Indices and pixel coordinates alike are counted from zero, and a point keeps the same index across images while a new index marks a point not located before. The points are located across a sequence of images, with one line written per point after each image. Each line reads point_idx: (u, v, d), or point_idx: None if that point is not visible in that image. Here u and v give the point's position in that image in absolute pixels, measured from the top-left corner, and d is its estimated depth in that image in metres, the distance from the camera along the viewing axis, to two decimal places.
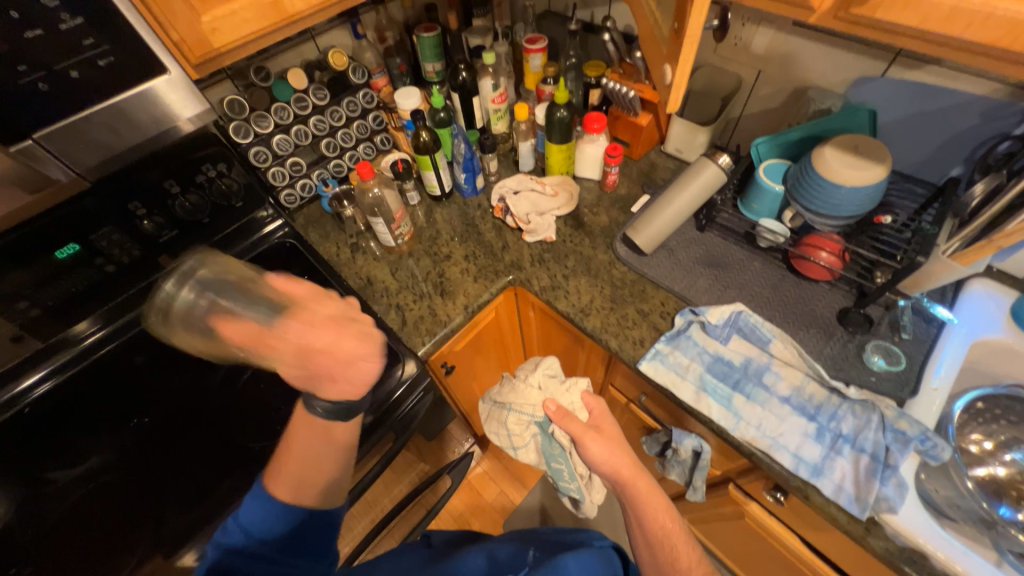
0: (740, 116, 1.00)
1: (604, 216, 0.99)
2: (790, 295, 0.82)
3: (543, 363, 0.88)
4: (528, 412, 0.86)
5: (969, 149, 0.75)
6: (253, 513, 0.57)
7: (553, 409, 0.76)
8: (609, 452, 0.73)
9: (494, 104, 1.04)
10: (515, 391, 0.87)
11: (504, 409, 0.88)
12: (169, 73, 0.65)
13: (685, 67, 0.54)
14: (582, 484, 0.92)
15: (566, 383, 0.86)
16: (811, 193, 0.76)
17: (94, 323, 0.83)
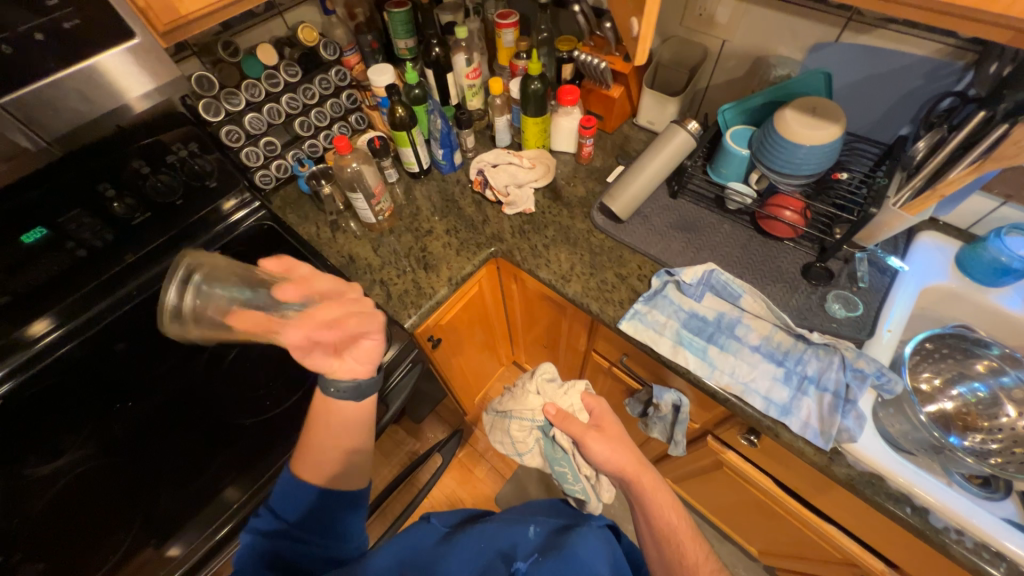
0: (707, 86, 1.03)
1: (582, 188, 1.02)
2: (757, 253, 0.87)
3: (541, 370, 0.93)
4: (528, 417, 0.91)
5: (916, 109, 0.80)
6: (282, 494, 0.62)
7: (553, 411, 0.84)
8: (611, 449, 0.79)
9: (468, 80, 1.04)
10: (516, 398, 0.93)
11: (509, 417, 0.94)
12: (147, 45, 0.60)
13: (650, 18, 0.57)
14: (587, 485, 0.90)
15: (564, 388, 0.90)
16: (774, 154, 0.80)
17: (51, 322, 0.82)
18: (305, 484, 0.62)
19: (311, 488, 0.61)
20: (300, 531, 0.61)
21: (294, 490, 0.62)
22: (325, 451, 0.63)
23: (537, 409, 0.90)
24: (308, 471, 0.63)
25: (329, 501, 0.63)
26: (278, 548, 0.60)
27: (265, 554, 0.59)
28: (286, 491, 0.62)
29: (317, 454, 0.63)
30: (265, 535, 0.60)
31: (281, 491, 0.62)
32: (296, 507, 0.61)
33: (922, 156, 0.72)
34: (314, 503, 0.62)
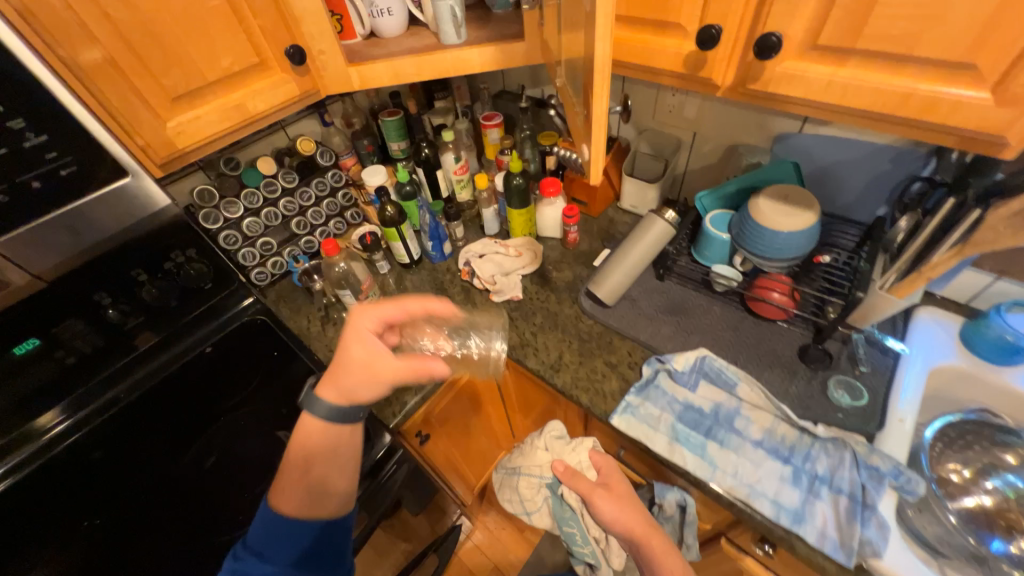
0: (685, 171, 1.07)
1: (569, 271, 1.03)
2: (749, 336, 0.84)
3: (549, 429, 0.97)
4: (537, 473, 0.96)
5: (889, 190, 0.81)
6: (260, 530, 0.60)
7: (559, 468, 0.76)
8: (618, 508, 0.69)
9: (456, 175, 1.10)
10: (525, 454, 0.99)
11: (518, 474, 1.00)
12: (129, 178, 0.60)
13: (598, 145, 0.59)
14: (595, 548, 0.90)
15: (572, 445, 0.93)
16: (754, 239, 0.81)
17: (60, 413, 0.80)
18: (289, 517, 0.60)
19: (303, 533, 0.61)
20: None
21: (278, 528, 0.60)
22: (306, 478, 0.62)
23: (546, 464, 0.96)
24: (291, 505, 0.61)
25: (313, 537, 0.61)
26: None
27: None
28: (266, 525, 0.60)
29: (298, 477, 0.61)
30: (242, 574, 0.58)
31: (264, 526, 0.60)
32: (282, 545, 0.60)
33: (904, 237, 0.71)
34: (299, 541, 0.60)
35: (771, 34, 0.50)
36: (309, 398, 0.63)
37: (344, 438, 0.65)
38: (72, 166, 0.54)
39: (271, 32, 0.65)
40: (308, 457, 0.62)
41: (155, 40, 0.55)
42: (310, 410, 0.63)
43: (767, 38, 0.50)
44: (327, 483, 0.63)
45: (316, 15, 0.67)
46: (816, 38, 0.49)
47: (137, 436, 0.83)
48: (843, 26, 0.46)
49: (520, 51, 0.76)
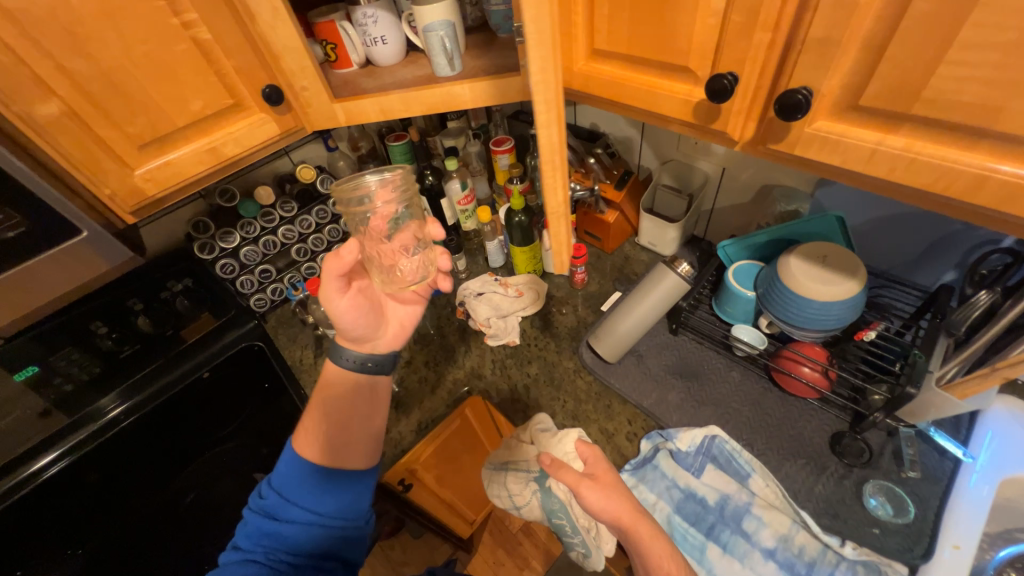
0: (712, 209, 0.95)
1: (572, 315, 0.94)
2: (771, 415, 0.72)
3: (536, 418, 0.78)
4: (524, 467, 0.77)
5: (960, 254, 0.66)
6: (284, 472, 0.56)
7: (548, 462, 0.52)
8: (607, 496, 0.53)
9: (461, 205, 1.02)
10: (510, 446, 0.78)
11: (502, 469, 0.78)
12: (85, 231, 0.56)
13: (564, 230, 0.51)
14: (586, 539, 0.73)
15: (559, 435, 0.75)
16: (782, 304, 0.69)
17: (120, 396, 0.75)
18: (316, 459, 0.56)
19: (336, 480, 0.56)
20: (305, 523, 0.53)
21: (303, 475, 0.55)
22: (332, 426, 0.58)
23: (535, 458, 0.75)
24: (320, 447, 0.57)
25: (339, 484, 0.56)
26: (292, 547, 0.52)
27: (255, 544, 0.52)
28: (289, 468, 0.56)
29: (325, 425, 0.58)
30: (265, 514, 0.54)
31: (286, 468, 0.56)
32: (304, 490, 0.54)
33: (978, 314, 0.56)
34: (322, 486, 0.55)
35: (798, 90, 0.39)
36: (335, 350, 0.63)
37: (362, 397, 0.62)
38: (22, 228, 0.51)
39: (247, 72, 0.62)
40: (330, 411, 0.59)
41: (119, 89, 0.53)
42: (334, 361, 0.62)
43: (793, 94, 0.39)
44: (350, 436, 0.59)
45: (296, 52, 0.63)
46: (858, 97, 0.38)
47: (142, 457, 0.75)
48: (893, 87, 0.36)
49: (516, 85, 0.68)
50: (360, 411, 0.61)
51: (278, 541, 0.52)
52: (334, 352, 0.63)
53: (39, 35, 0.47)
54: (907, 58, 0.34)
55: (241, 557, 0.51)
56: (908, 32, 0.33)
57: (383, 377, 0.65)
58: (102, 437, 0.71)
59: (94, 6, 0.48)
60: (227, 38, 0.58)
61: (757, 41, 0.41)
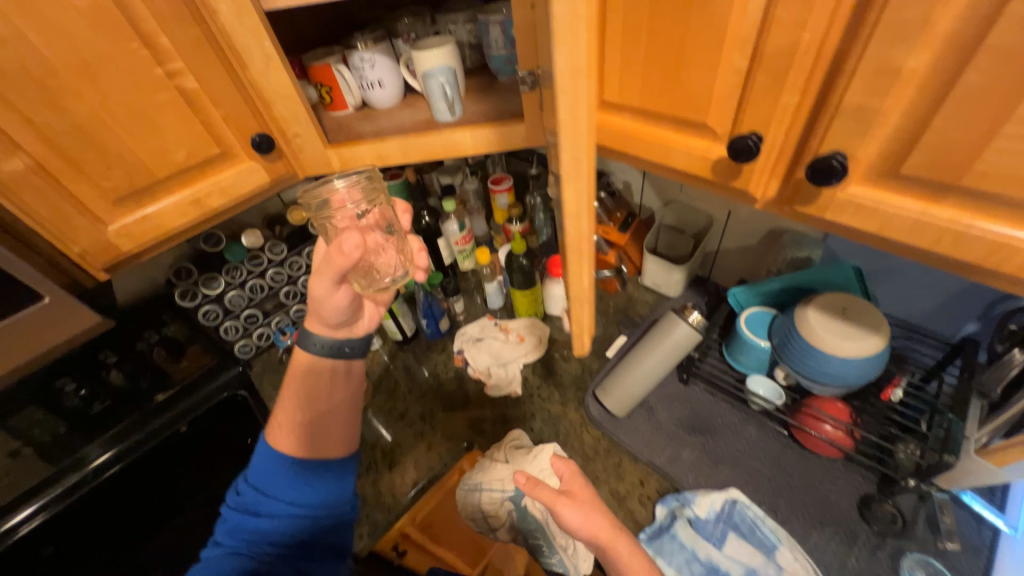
0: (718, 251, 0.93)
1: (576, 362, 0.89)
2: (793, 476, 0.68)
3: (507, 436, 0.79)
4: (499, 487, 0.72)
5: (982, 306, 0.63)
6: (259, 466, 0.52)
7: (522, 481, 0.49)
8: (581, 514, 0.51)
9: (459, 245, 1.00)
10: (481, 467, 0.75)
11: (473, 491, 0.73)
12: (46, 296, 0.49)
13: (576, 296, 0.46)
14: (565, 561, 0.69)
15: (534, 451, 0.76)
16: (799, 358, 0.66)
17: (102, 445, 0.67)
18: (294, 453, 0.52)
19: (315, 472, 0.52)
20: (285, 514, 0.50)
21: (279, 468, 0.51)
22: (309, 416, 0.53)
23: (508, 477, 0.73)
24: (296, 440, 0.52)
25: (320, 478, 0.52)
26: (272, 541, 0.49)
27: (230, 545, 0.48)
28: (263, 461, 0.52)
29: (302, 416, 0.53)
30: (241, 511, 0.50)
31: (261, 461, 0.52)
32: (282, 483, 0.50)
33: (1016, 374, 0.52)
34: (301, 477, 0.51)
35: (832, 157, 0.37)
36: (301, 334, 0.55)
37: (338, 384, 0.56)
38: None
39: (236, 120, 0.58)
40: (303, 400, 0.53)
41: (94, 141, 0.49)
42: (303, 348, 0.55)
43: (826, 160, 0.37)
44: (329, 424, 0.54)
45: (289, 99, 0.59)
46: (899, 165, 0.35)
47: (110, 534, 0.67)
48: (941, 157, 0.33)
49: (520, 132, 0.66)
50: (339, 403, 0.55)
51: (255, 535, 0.49)
52: (302, 336, 0.55)
53: (7, 89, 0.43)
54: (958, 128, 0.31)
55: (216, 559, 0.47)
56: (958, 103, 0.30)
57: (358, 363, 0.58)
58: (76, 495, 0.63)
59: (70, 57, 0.45)
60: (215, 86, 0.54)
61: (784, 102, 0.39)
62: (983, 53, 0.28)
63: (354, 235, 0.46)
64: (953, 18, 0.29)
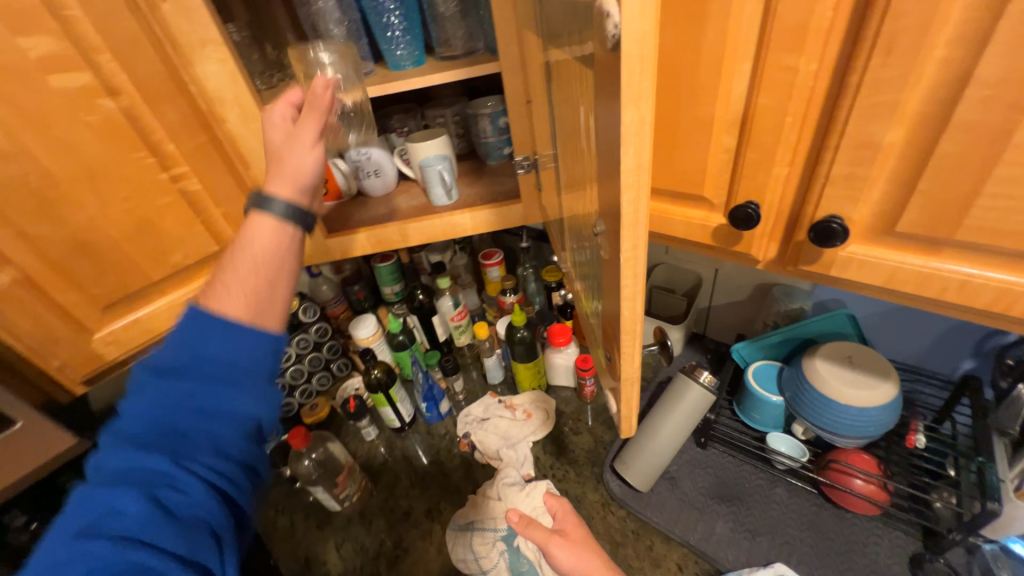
0: (709, 307, 0.95)
1: (587, 434, 0.85)
2: (835, 541, 0.64)
3: (502, 473, 0.79)
4: (490, 526, 0.72)
5: (973, 343, 0.66)
6: (185, 331, 0.39)
7: (516, 519, 0.50)
8: (578, 557, 0.51)
9: (455, 321, 0.95)
10: (474, 505, 0.76)
11: (465, 530, 0.73)
12: (18, 421, 0.45)
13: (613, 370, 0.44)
14: None
15: (526, 488, 0.76)
16: (818, 410, 0.65)
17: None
18: (235, 317, 0.40)
19: (247, 351, 0.40)
20: (208, 403, 0.39)
21: (206, 337, 0.39)
22: (259, 282, 0.43)
23: (501, 515, 0.73)
24: (237, 304, 0.41)
25: (260, 360, 0.41)
26: (185, 421, 0.38)
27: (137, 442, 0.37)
28: (194, 323, 0.39)
29: (252, 277, 0.42)
30: (160, 380, 0.38)
31: (191, 323, 0.39)
32: (206, 353, 0.39)
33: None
34: (229, 352, 0.39)
35: (830, 220, 0.40)
36: (255, 198, 0.45)
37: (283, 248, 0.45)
38: None
39: (236, 217, 0.58)
40: (250, 258, 0.43)
41: (88, 249, 0.48)
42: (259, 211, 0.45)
43: (826, 223, 0.40)
44: (269, 290, 0.43)
45: None
46: (892, 225, 0.38)
47: None
48: (931, 216, 0.36)
49: (517, 212, 0.69)
50: (281, 270, 0.44)
51: (167, 412, 0.38)
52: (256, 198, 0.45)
53: (5, 205, 0.42)
54: (941, 190, 0.34)
55: (121, 449, 0.36)
56: (938, 170, 0.34)
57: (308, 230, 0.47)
58: None
59: (76, 169, 0.45)
60: (218, 186, 0.55)
61: (776, 173, 0.42)
62: (952, 128, 0.32)
63: (331, 79, 0.46)
64: (919, 100, 0.33)
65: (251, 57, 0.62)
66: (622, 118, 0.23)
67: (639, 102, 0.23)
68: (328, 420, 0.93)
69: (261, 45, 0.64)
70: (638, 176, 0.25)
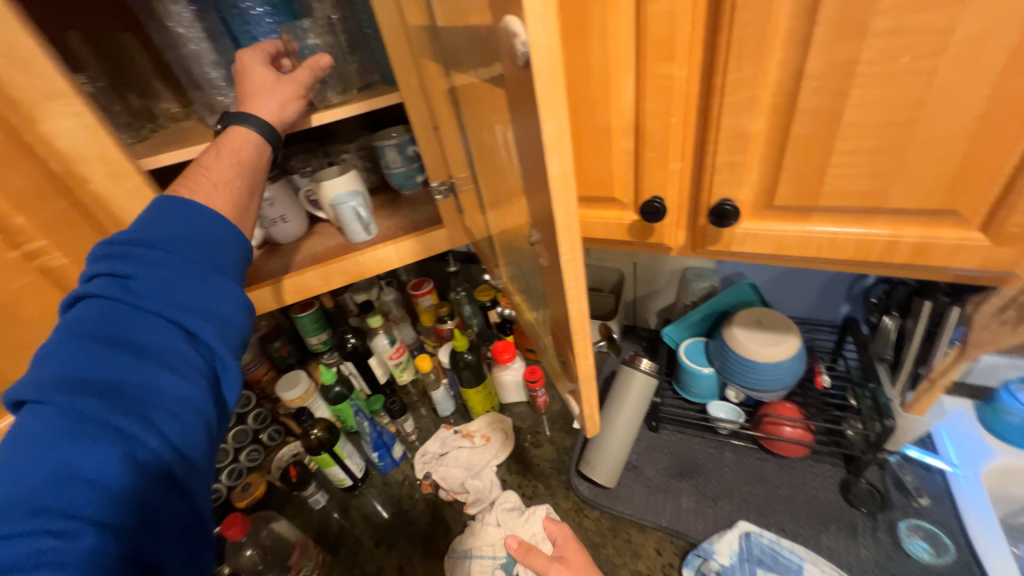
0: (635, 298, 1.01)
1: (548, 444, 0.85)
2: (781, 487, 0.71)
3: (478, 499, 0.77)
4: (490, 554, 0.69)
5: (846, 289, 0.79)
6: (152, 222, 0.43)
7: (515, 546, 0.51)
8: None
9: (393, 359, 0.92)
10: (471, 531, 0.73)
11: (464, 558, 0.70)
12: None
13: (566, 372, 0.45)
14: None
15: (525, 514, 0.74)
16: (743, 372, 0.72)
17: None
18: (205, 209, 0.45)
19: (216, 248, 0.45)
20: (182, 289, 0.42)
21: (176, 224, 0.43)
22: (241, 184, 0.49)
23: (500, 541, 0.70)
24: (214, 199, 0.46)
25: (230, 258, 0.46)
26: (161, 301, 0.40)
27: (94, 344, 0.37)
28: (161, 214, 0.43)
29: (234, 180, 0.48)
30: (124, 264, 0.41)
31: (158, 212, 0.43)
32: (180, 241, 0.43)
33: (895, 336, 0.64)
34: (202, 241, 0.44)
35: (724, 203, 0.45)
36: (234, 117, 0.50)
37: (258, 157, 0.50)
38: None
39: None
40: (231, 157, 0.49)
41: None
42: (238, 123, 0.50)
43: (721, 207, 0.45)
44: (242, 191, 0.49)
45: None
46: (771, 201, 0.44)
47: None
48: (798, 189, 0.42)
49: (441, 237, 0.69)
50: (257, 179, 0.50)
51: (141, 288, 0.40)
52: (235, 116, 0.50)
53: None
54: (802, 166, 0.41)
55: (86, 344, 0.37)
56: (796, 150, 0.40)
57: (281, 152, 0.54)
58: None
59: None
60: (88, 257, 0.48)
61: (672, 169, 0.47)
62: (800, 114, 0.38)
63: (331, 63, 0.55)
64: (771, 93, 0.39)
65: (113, 110, 0.55)
66: (543, 128, 0.24)
67: (556, 112, 0.24)
68: (267, 497, 0.82)
69: (123, 96, 0.57)
70: (565, 182, 0.27)
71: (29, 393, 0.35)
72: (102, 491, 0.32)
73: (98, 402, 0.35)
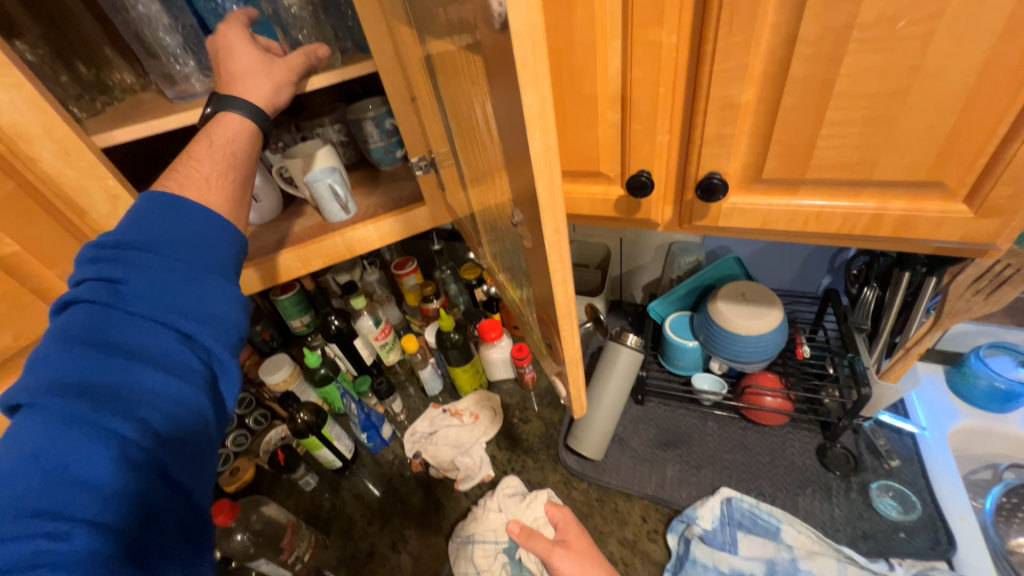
0: (621, 273, 1.01)
1: (537, 420, 0.86)
2: (760, 453, 0.74)
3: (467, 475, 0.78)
4: (493, 540, 0.69)
5: (828, 261, 0.80)
6: (140, 219, 0.42)
7: (516, 530, 0.62)
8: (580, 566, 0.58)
9: (378, 340, 0.89)
10: (473, 517, 0.72)
11: (466, 544, 0.70)
12: None
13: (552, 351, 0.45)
14: None
15: (526, 499, 0.74)
16: (727, 345, 0.73)
17: None
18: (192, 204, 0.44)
19: (207, 245, 0.44)
20: (178, 287, 0.41)
21: (166, 221, 0.42)
22: (230, 176, 0.48)
23: (502, 526, 0.70)
24: (200, 191, 0.45)
25: (223, 254, 0.45)
26: (156, 301, 0.40)
27: (86, 348, 0.36)
28: (149, 211, 0.42)
29: (221, 171, 0.47)
30: (115, 263, 0.40)
31: (146, 210, 0.42)
32: (171, 237, 0.42)
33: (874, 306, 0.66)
34: (194, 237, 0.43)
35: (712, 176, 0.44)
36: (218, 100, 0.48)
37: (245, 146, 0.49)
38: None
39: None
40: (218, 147, 0.47)
41: None
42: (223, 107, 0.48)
43: (709, 179, 0.44)
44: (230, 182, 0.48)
45: None
46: (759, 173, 0.44)
47: None
48: (787, 161, 0.41)
49: (423, 215, 0.66)
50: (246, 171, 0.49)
51: (135, 289, 0.40)
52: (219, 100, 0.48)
53: None
54: (791, 137, 0.40)
55: (78, 346, 0.36)
56: (786, 121, 0.39)
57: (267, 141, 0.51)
58: None
59: None
60: (44, 243, 0.45)
61: (660, 141, 0.45)
62: (791, 83, 0.37)
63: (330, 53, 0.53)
64: (761, 61, 0.37)
65: (59, 80, 0.51)
66: (524, 101, 0.23)
67: (537, 82, 0.22)
68: (256, 481, 0.82)
69: (70, 65, 0.52)
70: (548, 158, 0.25)
71: (20, 398, 0.34)
72: (100, 493, 0.32)
73: (92, 407, 0.34)
